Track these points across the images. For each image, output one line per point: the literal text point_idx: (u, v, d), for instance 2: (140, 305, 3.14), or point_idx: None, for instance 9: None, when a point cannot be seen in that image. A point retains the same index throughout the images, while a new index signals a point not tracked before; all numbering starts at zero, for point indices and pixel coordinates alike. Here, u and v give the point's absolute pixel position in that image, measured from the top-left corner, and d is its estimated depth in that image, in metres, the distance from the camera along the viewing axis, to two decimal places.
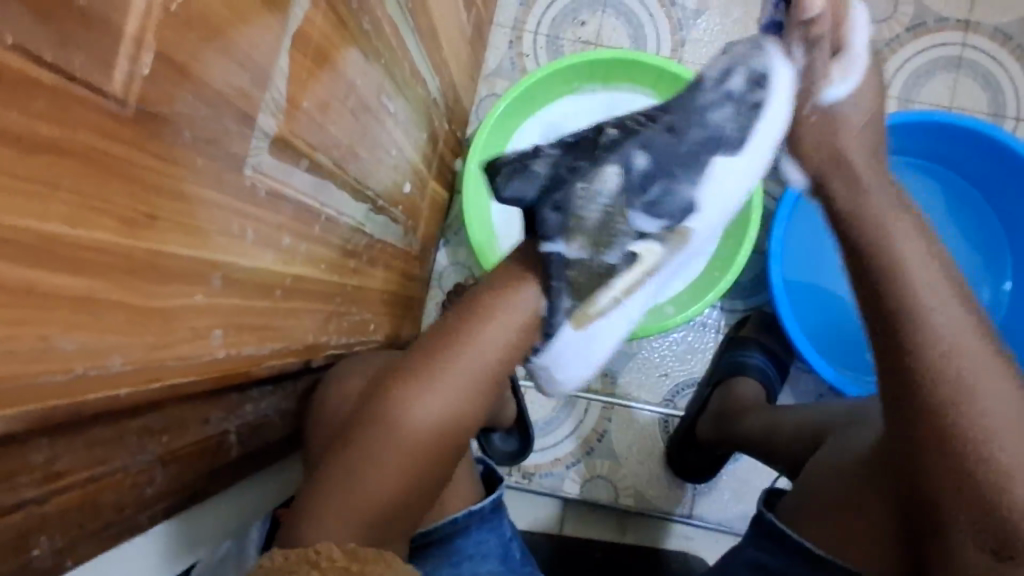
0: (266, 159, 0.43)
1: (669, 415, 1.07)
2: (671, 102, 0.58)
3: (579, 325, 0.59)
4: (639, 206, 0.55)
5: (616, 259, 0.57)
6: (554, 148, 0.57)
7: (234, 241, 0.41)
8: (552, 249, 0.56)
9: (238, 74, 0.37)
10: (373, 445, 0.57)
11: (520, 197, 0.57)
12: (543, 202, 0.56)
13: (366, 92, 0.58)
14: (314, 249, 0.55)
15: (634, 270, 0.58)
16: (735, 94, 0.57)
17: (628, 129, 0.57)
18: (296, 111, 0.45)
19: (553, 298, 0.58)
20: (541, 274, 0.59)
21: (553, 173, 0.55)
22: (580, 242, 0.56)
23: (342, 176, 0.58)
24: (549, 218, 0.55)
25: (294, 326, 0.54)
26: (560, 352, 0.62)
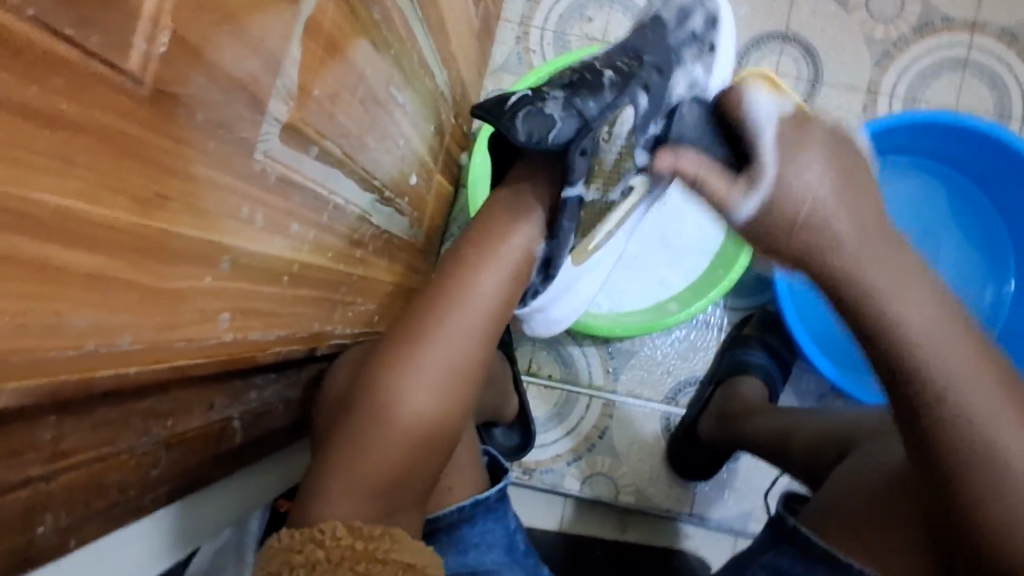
0: (276, 145, 0.43)
1: (670, 413, 1.07)
2: (647, 34, 0.67)
3: (580, 259, 0.71)
4: (641, 145, 0.66)
5: (617, 197, 0.71)
6: (561, 91, 0.59)
7: (244, 225, 0.42)
8: (573, 194, 0.63)
9: (251, 60, 0.37)
10: (361, 423, 0.58)
11: (540, 140, 0.58)
12: (574, 149, 0.59)
13: (375, 82, 0.58)
14: (321, 237, 0.55)
15: (624, 202, 0.72)
16: (697, 35, 0.70)
17: (625, 72, 0.62)
18: (306, 98, 0.45)
19: (562, 237, 0.65)
20: (549, 214, 0.64)
21: (580, 117, 0.58)
22: (595, 182, 0.67)
23: (351, 165, 0.58)
24: (579, 163, 0.61)
25: (300, 313, 0.54)
26: (556, 291, 0.71)
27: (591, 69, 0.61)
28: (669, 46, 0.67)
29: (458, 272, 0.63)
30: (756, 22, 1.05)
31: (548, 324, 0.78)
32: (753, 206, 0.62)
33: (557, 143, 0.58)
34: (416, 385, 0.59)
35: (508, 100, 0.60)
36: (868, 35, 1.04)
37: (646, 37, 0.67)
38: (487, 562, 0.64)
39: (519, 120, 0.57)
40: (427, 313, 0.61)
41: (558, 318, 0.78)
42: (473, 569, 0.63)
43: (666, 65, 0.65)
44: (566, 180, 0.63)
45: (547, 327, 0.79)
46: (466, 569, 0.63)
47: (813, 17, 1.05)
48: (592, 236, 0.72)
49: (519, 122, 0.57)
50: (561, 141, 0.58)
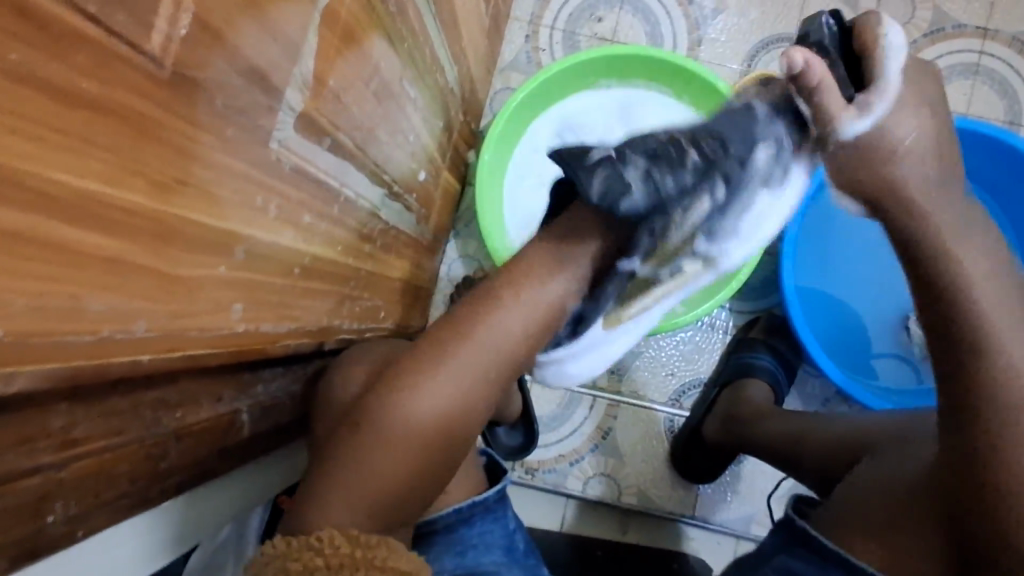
0: (292, 134, 0.43)
1: (674, 414, 1.06)
2: (722, 116, 0.55)
3: (610, 324, 0.66)
4: (702, 237, 0.58)
5: (666, 274, 0.61)
6: (641, 158, 0.53)
7: (258, 215, 0.41)
8: (627, 268, 0.60)
9: (271, 48, 0.37)
10: (373, 444, 0.57)
11: (606, 204, 0.54)
12: (641, 228, 0.55)
13: (389, 75, 0.57)
14: (332, 230, 0.55)
15: (670, 279, 0.62)
16: (782, 139, 0.55)
17: (710, 158, 0.53)
18: (322, 89, 0.45)
19: (601, 300, 0.62)
20: (597, 278, 0.61)
21: (655, 195, 0.52)
22: (654, 259, 0.59)
23: (362, 159, 0.57)
24: (640, 244, 0.57)
25: (310, 306, 0.53)
26: (584, 343, 0.67)
27: (676, 142, 0.53)
28: (757, 131, 0.54)
29: None
30: (766, 25, 1.05)
31: (564, 372, 0.74)
32: (861, 129, 0.53)
33: (625, 214, 0.54)
34: (424, 408, 0.57)
35: (590, 154, 0.55)
36: None
37: (730, 118, 0.54)
38: (485, 563, 0.63)
39: (596, 179, 0.53)
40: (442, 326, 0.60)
41: (573, 373, 0.74)
42: (471, 569, 0.63)
43: (756, 136, 0.54)
44: (623, 253, 0.59)
45: (566, 374, 0.74)
46: (464, 571, 0.62)
47: None
48: (632, 305, 0.66)
49: (595, 180, 0.53)
50: (628, 213, 0.54)
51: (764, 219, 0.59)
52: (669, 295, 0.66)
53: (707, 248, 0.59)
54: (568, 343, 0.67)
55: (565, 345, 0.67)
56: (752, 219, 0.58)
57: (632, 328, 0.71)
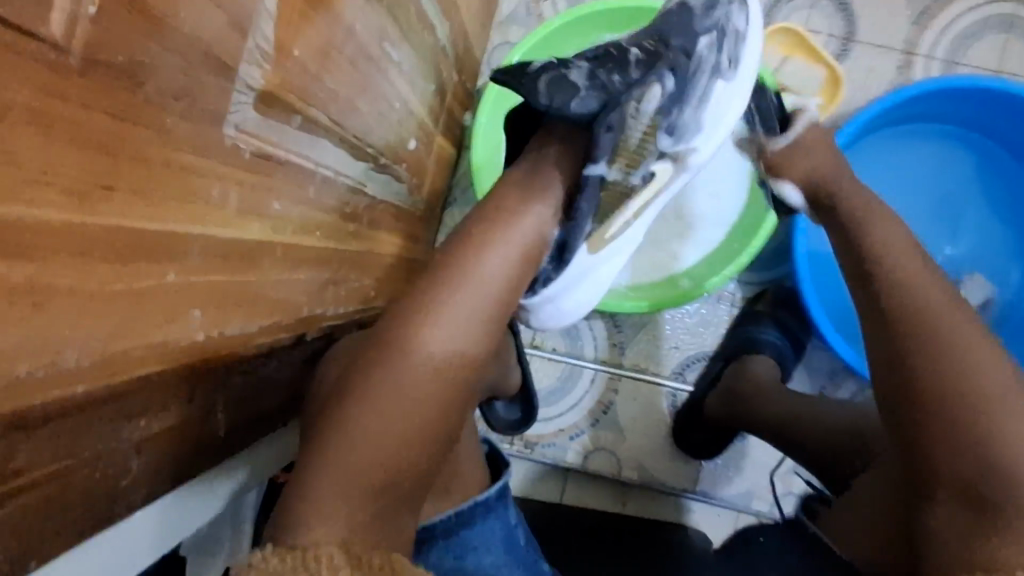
0: (251, 115, 0.38)
1: (678, 389, 1.03)
2: (663, 20, 0.63)
3: (595, 248, 0.65)
4: (664, 129, 0.63)
5: (639, 180, 0.65)
6: (585, 61, 0.56)
7: (216, 211, 0.36)
8: (595, 171, 0.60)
9: (216, 19, 0.32)
10: (377, 393, 0.53)
11: (555, 105, 0.55)
12: (599, 123, 0.56)
13: (369, 39, 0.52)
14: (309, 215, 0.50)
15: (648, 188, 0.65)
16: (720, 25, 0.62)
17: (651, 51, 0.58)
18: (286, 61, 0.40)
19: (575, 220, 0.61)
20: (569, 194, 0.61)
21: (602, 91, 0.55)
22: (619, 162, 0.62)
23: (340, 133, 0.52)
24: (603, 139, 0.57)
25: (287, 299, 0.49)
26: (575, 270, 0.64)
27: (618, 46, 0.58)
28: (697, 26, 0.61)
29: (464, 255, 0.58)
30: None
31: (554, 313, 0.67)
32: None
33: (576, 114, 0.56)
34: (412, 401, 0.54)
35: (532, 64, 0.57)
36: None
37: (671, 21, 0.62)
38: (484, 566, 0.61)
39: (542, 84, 0.54)
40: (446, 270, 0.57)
41: (566, 310, 0.69)
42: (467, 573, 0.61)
43: (693, 47, 0.61)
44: (590, 156, 0.59)
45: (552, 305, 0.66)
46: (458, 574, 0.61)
47: None
48: (610, 224, 0.65)
49: (542, 85, 0.54)
50: (581, 112, 0.55)
51: (733, 98, 0.65)
52: (648, 209, 0.67)
53: (671, 147, 0.64)
54: (556, 276, 0.64)
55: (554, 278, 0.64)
56: (711, 116, 0.64)
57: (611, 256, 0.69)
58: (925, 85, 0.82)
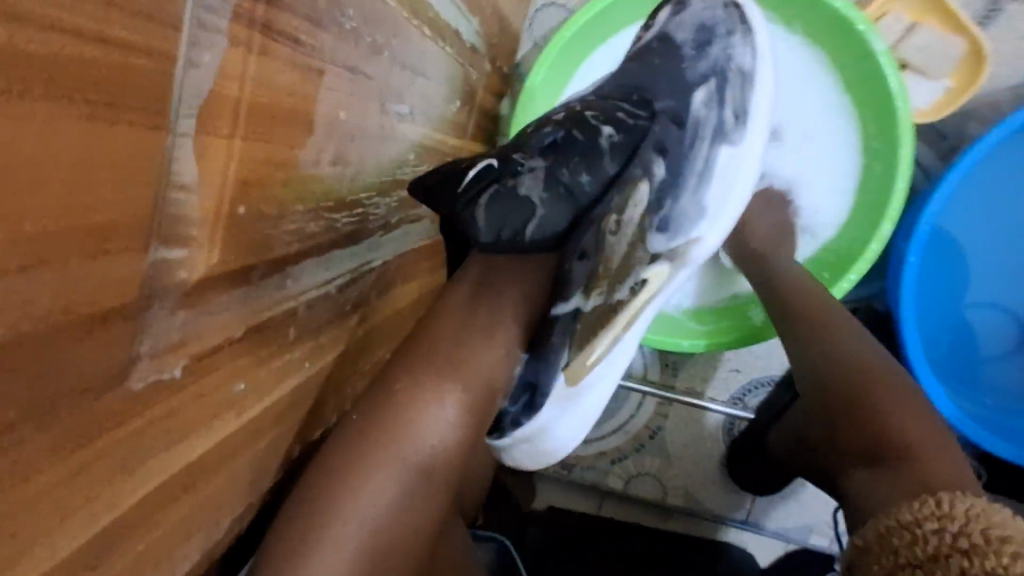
0: (178, 317, 0.26)
1: (736, 416, 0.91)
2: (655, 67, 0.57)
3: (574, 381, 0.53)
4: (654, 224, 0.56)
5: (626, 293, 0.56)
6: (540, 164, 0.47)
7: (135, 466, 0.26)
8: (566, 309, 0.50)
9: (70, 247, 0.19)
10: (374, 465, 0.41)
11: (510, 235, 0.46)
12: (568, 250, 0.49)
13: (366, 111, 0.38)
14: (297, 350, 0.39)
15: (642, 295, 0.57)
16: (717, 72, 0.57)
17: (628, 128, 0.52)
18: (227, 222, 0.27)
19: (554, 356, 0.51)
20: (531, 335, 0.50)
21: (567, 196, 0.48)
22: (597, 289, 0.52)
23: (333, 237, 0.40)
24: (578, 269, 0.49)
25: (269, 454, 0.40)
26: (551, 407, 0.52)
27: (582, 123, 0.50)
28: (688, 80, 0.56)
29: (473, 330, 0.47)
30: None
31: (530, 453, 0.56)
32: None
33: (532, 240, 0.48)
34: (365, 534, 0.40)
35: (465, 168, 0.46)
36: None
37: (656, 70, 0.57)
38: None
39: (481, 209, 0.45)
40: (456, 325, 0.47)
41: (551, 447, 0.57)
42: None
43: (687, 110, 0.56)
44: (558, 293, 0.50)
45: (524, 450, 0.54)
46: None
47: None
48: (595, 347, 0.54)
49: (480, 212, 0.45)
50: (539, 236, 0.48)
51: (738, 170, 0.60)
52: (643, 314, 0.59)
53: (669, 243, 0.58)
54: (528, 418, 0.51)
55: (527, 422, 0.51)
56: (719, 191, 0.59)
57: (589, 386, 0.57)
58: None
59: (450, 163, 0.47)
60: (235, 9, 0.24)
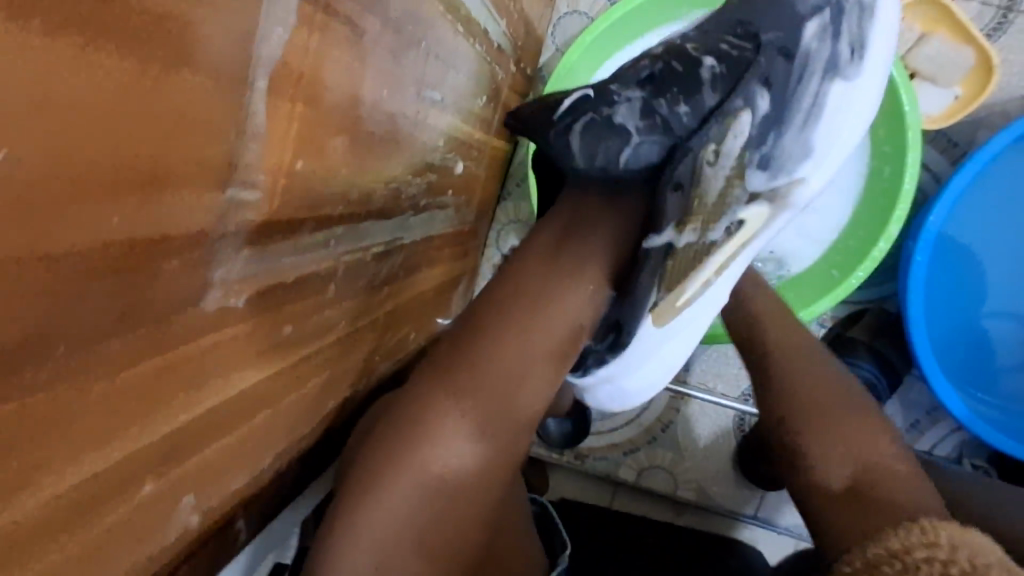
0: (242, 259, 0.30)
1: (746, 412, 0.94)
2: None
3: (662, 319, 0.56)
4: (754, 162, 0.51)
5: (720, 235, 0.53)
6: (636, 93, 0.50)
7: (203, 380, 0.30)
8: (658, 241, 0.52)
9: (169, 190, 0.24)
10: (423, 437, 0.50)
11: (594, 159, 0.51)
12: (663, 180, 0.50)
13: (402, 95, 0.42)
14: (334, 309, 0.43)
15: (732, 239, 0.54)
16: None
17: (732, 60, 0.50)
18: (288, 178, 0.31)
19: (643, 293, 0.54)
20: (626, 267, 0.55)
21: (660, 124, 0.50)
22: (692, 224, 0.52)
23: (370, 208, 0.44)
24: (671, 201, 0.50)
25: (307, 403, 0.44)
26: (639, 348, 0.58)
27: (683, 55, 0.51)
28: (798, 9, 0.50)
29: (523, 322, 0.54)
30: None
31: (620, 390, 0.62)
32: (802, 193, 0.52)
33: (625, 166, 0.51)
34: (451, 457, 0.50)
35: (560, 104, 0.52)
36: None
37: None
38: None
39: (575, 138, 0.51)
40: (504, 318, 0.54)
41: (633, 390, 0.63)
42: None
43: (796, 43, 0.50)
44: (652, 226, 0.52)
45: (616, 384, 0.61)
46: None
47: None
48: (683, 289, 0.55)
49: (575, 139, 0.51)
50: (634, 164, 0.51)
51: (856, 111, 0.52)
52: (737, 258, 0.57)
53: (767, 182, 0.52)
54: (613, 357, 0.58)
55: (610, 360, 0.58)
56: (829, 133, 0.51)
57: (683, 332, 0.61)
58: None
59: (551, 94, 0.54)
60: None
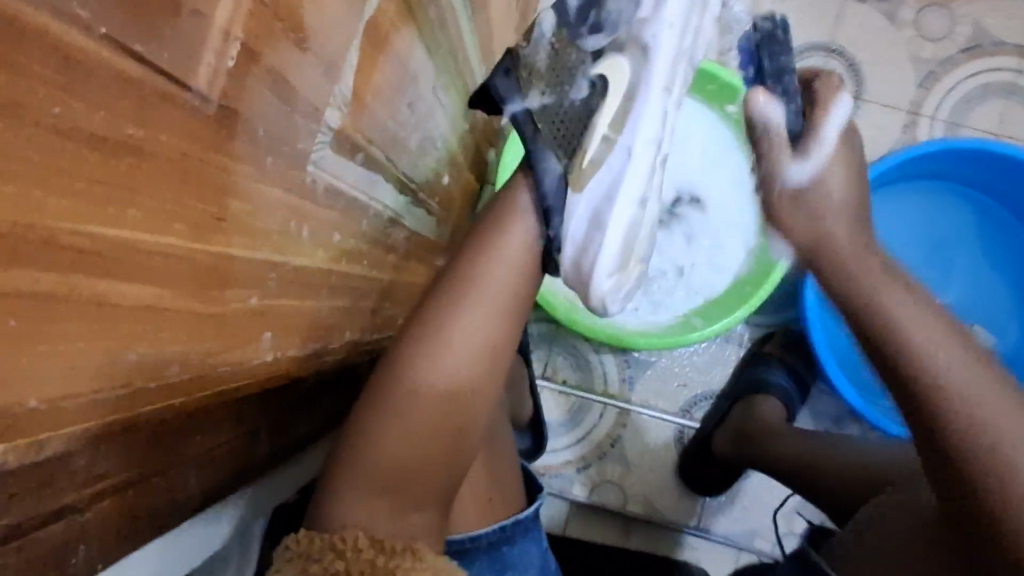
0: (327, 155, 0.41)
1: (685, 425, 1.05)
2: None
3: (577, 185, 0.58)
4: (585, 31, 0.59)
5: (584, 92, 0.58)
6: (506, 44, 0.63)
7: (292, 240, 0.39)
8: (514, 108, 0.60)
9: (313, 70, 0.35)
10: (385, 405, 0.57)
11: (502, 94, 0.59)
12: (495, 70, 0.59)
13: (422, 85, 0.55)
14: (358, 245, 0.53)
15: (602, 100, 0.57)
16: None
17: None
18: (359, 105, 0.43)
19: (541, 163, 0.60)
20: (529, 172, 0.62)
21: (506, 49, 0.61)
22: (537, 88, 0.59)
23: (391, 170, 0.55)
24: (502, 82, 0.59)
25: (334, 324, 0.52)
26: (576, 233, 0.58)
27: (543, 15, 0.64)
28: None
29: (460, 288, 0.60)
30: (800, 32, 1.02)
31: (601, 295, 0.59)
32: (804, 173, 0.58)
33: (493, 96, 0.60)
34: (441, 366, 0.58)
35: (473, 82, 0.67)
36: (914, 52, 1.02)
37: None
38: None
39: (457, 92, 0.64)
40: (446, 300, 0.60)
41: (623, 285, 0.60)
42: None
43: None
44: (505, 102, 0.60)
45: (588, 287, 0.59)
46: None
47: (860, 30, 1.02)
48: (585, 148, 0.58)
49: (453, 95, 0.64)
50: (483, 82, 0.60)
51: None
52: (628, 112, 0.57)
53: (608, 39, 0.58)
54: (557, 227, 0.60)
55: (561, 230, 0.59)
56: None
57: (636, 220, 0.58)
58: (943, 141, 0.88)
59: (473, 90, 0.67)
60: None
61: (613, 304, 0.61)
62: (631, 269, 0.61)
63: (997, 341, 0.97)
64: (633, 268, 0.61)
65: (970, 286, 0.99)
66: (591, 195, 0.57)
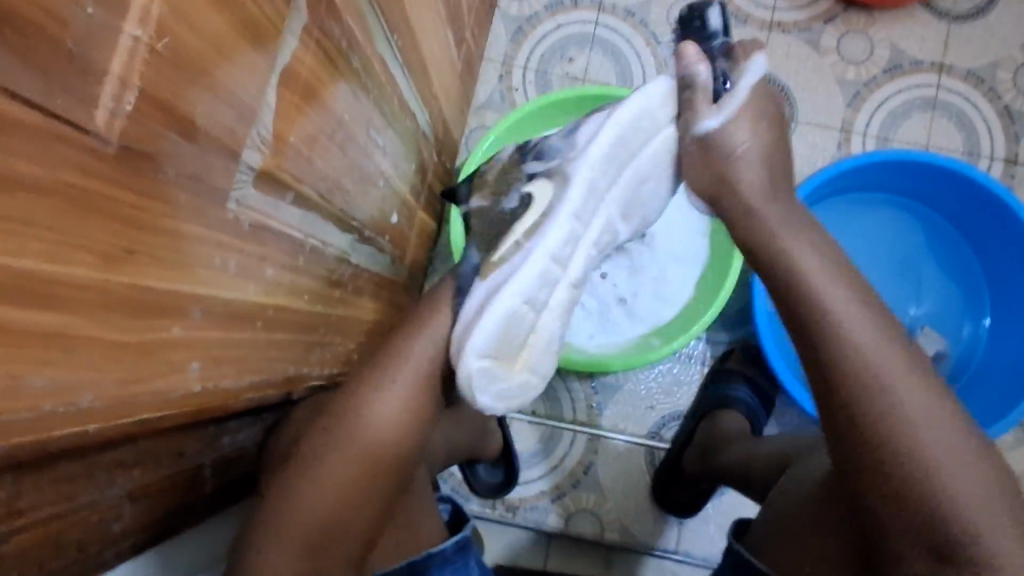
0: (250, 192, 0.43)
1: (655, 447, 1.06)
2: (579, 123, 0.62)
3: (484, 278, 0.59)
4: (531, 158, 0.61)
5: (513, 205, 0.61)
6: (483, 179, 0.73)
7: (216, 274, 0.41)
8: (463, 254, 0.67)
9: (226, 114, 0.37)
10: (323, 461, 0.61)
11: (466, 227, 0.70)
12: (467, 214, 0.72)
13: (354, 127, 0.58)
14: (297, 281, 0.55)
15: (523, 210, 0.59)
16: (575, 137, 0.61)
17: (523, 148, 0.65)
18: (282, 146, 0.45)
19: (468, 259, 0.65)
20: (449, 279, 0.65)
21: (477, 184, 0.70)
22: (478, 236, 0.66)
23: (329, 209, 0.58)
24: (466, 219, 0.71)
25: (275, 358, 0.54)
26: (468, 318, 0.58)
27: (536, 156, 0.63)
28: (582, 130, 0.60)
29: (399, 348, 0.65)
30: None
31: (469, 375, 0.58)
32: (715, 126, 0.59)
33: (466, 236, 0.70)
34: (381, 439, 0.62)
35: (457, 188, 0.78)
36: (839, 75, 1.08)
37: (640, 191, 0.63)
38: None
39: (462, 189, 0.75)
40: (382, 361, 0.64)
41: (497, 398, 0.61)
42: None
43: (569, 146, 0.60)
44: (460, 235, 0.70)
45: (461, 376, 0.58)
46: None
47: (787, 59, 1.08)
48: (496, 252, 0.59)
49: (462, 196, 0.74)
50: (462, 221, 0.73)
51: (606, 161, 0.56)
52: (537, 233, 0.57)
53: (543, 167, 0.59)
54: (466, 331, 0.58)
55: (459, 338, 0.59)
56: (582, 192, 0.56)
57: (513, 320, 0.56)
58: (869, 155, 0.91)
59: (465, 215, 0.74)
60: (303, 28, 0.44)
61: (485, 393, 0.60)
62: (513, 359, 0.60)
63: (946, 344, 1.01)
64: (520, 364, 0.61)
65: (925, 287, 1.04)
66: (484, 295, 0.58)
